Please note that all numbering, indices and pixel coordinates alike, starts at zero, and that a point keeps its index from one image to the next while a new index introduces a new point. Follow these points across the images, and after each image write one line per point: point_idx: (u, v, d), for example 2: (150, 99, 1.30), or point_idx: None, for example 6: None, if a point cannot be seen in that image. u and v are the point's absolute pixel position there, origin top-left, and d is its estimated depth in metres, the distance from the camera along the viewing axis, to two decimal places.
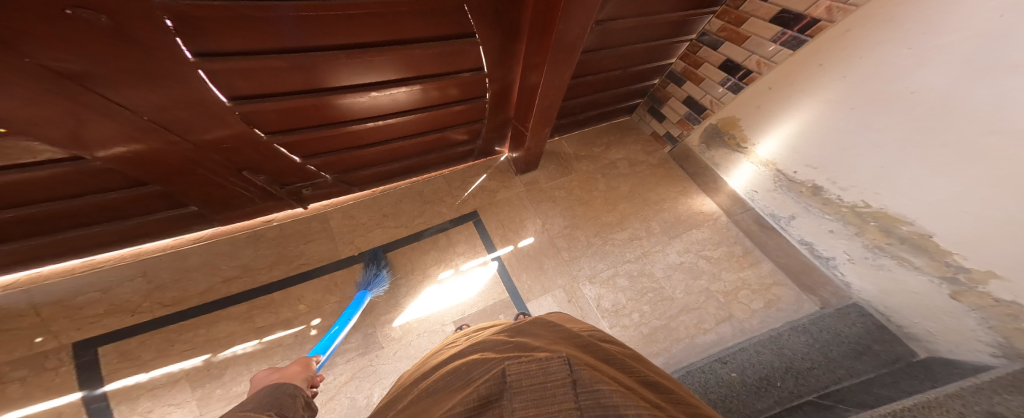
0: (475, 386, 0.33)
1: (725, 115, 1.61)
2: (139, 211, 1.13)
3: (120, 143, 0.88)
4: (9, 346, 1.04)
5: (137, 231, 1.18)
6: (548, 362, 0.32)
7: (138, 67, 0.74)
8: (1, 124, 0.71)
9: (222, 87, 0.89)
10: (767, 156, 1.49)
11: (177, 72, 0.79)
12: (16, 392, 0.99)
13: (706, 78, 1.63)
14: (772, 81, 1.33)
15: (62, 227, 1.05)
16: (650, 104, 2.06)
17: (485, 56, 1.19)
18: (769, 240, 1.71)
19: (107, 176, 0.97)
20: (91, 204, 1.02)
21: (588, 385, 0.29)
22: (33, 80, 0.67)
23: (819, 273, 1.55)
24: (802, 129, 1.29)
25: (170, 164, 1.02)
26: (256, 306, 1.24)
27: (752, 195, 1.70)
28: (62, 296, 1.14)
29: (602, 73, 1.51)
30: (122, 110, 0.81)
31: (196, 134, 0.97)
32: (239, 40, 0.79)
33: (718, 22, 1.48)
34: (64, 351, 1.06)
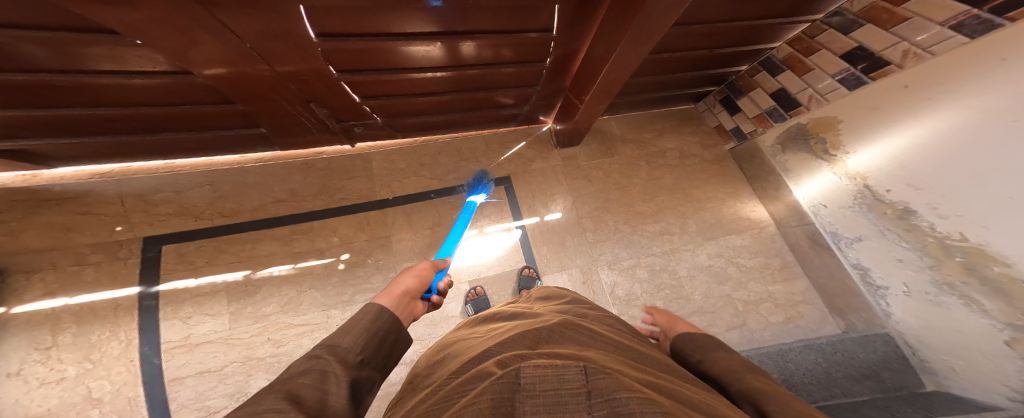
0: (484, 386, 0.28)
1: (820, 116, 1.43)
2: (218, 126, 1.22)
3: (224, 65, 0.95)
4: (94, 230, 1.21)
5: (210, 144, 1.29)
6: (564, 369, 0.28)
7: None
8: (136, 36, 0.79)
9: (314, 23, 0.90)
10: (858, 169, 1.33)
11: (281, 5, 0.81)
12: (89, 276, 1.15)
13: (815, 69, 1.42)
14: (911, 78, 1.11)
15: (154, 129, 1.15)
16: (726, 93, 1.86)
17: (559, 17, 1.07)
18: (816, 257, 1.60)
19: (198, 91, 1.04)
20: (184, 113, 1.11)
21: (606, 393, 0.24)
22: (161, 1, 0.71)
23: (861, 299, 1.45)
24: (923, 142, 1.10)
25: (252, 87, 1.06)
26: (297, 231, 1.34)
27: (816, 208, 1.56)
28: (144, 192, 1.28)
29: (682, 52, 1.31)
30: (232, 36, 0.86)
31: (282, 63, 1.00)
32: None
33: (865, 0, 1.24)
34: (134, 243, 1.22)
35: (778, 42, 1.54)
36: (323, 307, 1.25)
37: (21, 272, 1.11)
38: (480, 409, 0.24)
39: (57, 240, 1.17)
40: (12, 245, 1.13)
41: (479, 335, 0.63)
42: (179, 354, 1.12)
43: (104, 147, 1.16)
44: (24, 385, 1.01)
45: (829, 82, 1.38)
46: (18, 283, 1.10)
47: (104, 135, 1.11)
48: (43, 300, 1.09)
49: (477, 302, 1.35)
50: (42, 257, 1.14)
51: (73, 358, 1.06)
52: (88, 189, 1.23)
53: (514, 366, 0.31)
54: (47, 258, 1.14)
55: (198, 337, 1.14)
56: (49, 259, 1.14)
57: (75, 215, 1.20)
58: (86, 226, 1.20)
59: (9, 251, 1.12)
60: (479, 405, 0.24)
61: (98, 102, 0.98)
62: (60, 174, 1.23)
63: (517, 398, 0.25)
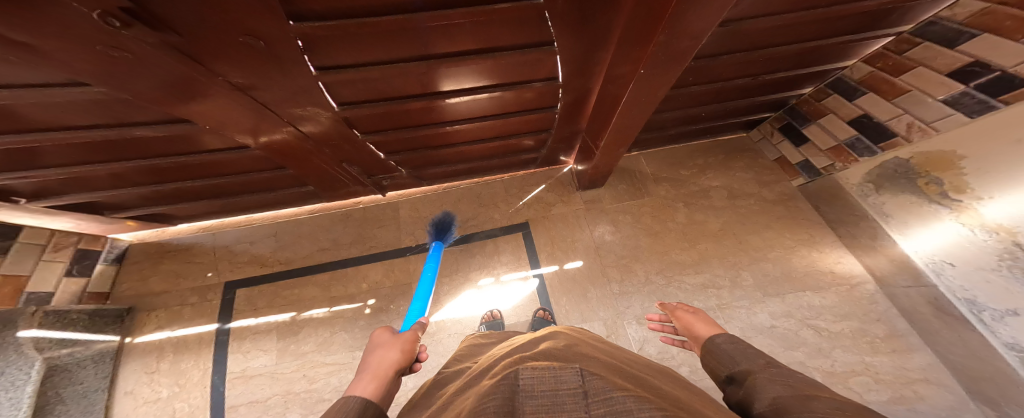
0: (495, 384, 0.33)
1: (930, 150, 1.12)
2: (280, 187, 1.45)
3: (272, 133, 1.07)
4: (193, 276, 1.51)
5: (274, 201, 1.54)
6: (561, 372, 0.34)
7: (285, 82, 0.85)
8: (207, 122, 0.95)
9: (334, 95, 0.97)
10: (1000, 220, 0.95)
11: (305, 84, 0.88)
12: (187, 313, 1.44)
13: (911, 90, 1.14)
14: None
15: (235, 193, 1.42)
16: (786, 120, 1.63)
17: (562, 66, 0.99)
18: (944, 331, 1.20)
19: (260, 160, 1.24)
20: (254, 179, 1.34)
21: (600, 394, 0.29)
22: (220, 92, 0.83)
23: (1016, 387, 1.01)
24: None
25: (298, 152, 1.20)
26: (334, 277, 1.50)
27: (939, 269, 1.18)
28: (231, 243, 1.58)
29: (714, 83, 1.11)
30: (274, 114, 0.97)
31: (317, 132, 1.12)
32: (341, 56, 0.82)
33: (976, 5, 0.95)
34: (218, 287, 1.49)
35: (851, 60, 1.30)
36: (351, 348, 1.36)
37: (145, 310, 1.44)
38: (494, 400, 0.30)
39: (170, 285, 1.49)
40: (143, 288, 1.48)
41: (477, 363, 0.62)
42: (238, 384, 1.31)
43: (201, 209, 1.48)
44: (133, 402, 1.28)
45: (934, 107, 1.09)
46: (140, 319, 1.42)
47: (203, 200, 1.41)
48: (156, 332, 1.40)
49: (492, 323, 1.35)
50: (159, 297, 1.46)
51: (168, 382, 1.31)
52: (193, 243, 1.58)
53: (513, 367, 0.38)
54: (161, 299, 1.46)
55: (253, 370, 1.33)
56: (163, 300, 1.46)
57: (184, 263, 1.54)
58: (190, 272, 1.52)
59: (139, 293, 1.47)
60: (495, 401, 0.29)
61: (195, 175, 1.24)
62: (179, 230, 1.62)
63: (519, 395, 0.31)
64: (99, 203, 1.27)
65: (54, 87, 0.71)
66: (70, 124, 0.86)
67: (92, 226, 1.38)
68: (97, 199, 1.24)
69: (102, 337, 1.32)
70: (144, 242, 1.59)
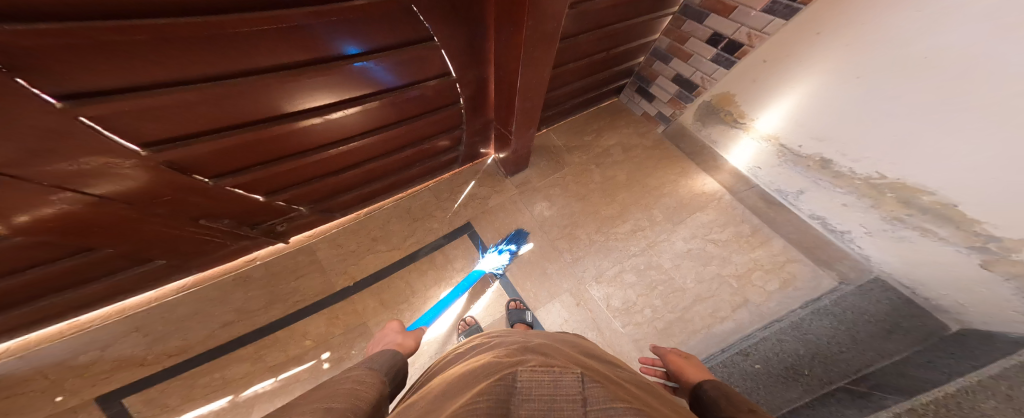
0: (487, 388, 0.37)
1: (717, 91, 1.65)
2: (95, 275, 1.04)
3: (31, 205, 0.76)
4: (31, 408, 1.01)
5: (103, 295, 1.10)
6: (560, 376, 0.39)
7: (5, 120, 0.59)
8: None
9: (127, 134, 0.75)
10: (769, 131, 1.52)
11: (59, 125, 0.65)
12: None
13: (694, 54, 1.64)
14: (765, 54, 1.35)
15: (29, 297, 0.97)
16: (637, 84, 2.08)
17: (450, 59, 1.12)
18: (777, 216, 1.69)
19: (36, 248, 0.86)
20: (19, 283, 0.91)
21: (599, 405, 0.34)
22: None
23: (835, 247, 1.52)
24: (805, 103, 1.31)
25: (95, 221, 0.89)
26: (263, 345, 1.19)
27: (755, 171, 1.70)
28: (64, 358, 1.09)
29: (581, 59, 1.44)
30: (9, 178, 0.68)
31: (119, 188, 0.85)
32: (123, 75, 0.64)
33: None
34: (89, 406, 1.03)
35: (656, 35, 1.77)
36: None
37: None
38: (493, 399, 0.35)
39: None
40: None
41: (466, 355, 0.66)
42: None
43: None
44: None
45: (707, 63, 1.61)
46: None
47: None
48: None
49: (469, 330, 1.25)
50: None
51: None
52: None
53: (513, 367, 0.43)
54: None
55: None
56: None
57: None
58: (20, 406, 1.01)
59: None
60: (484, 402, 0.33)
61: None
62: None
63: (516, 400, 0.36)
64: None
65: None
66: None
67: None
68: None
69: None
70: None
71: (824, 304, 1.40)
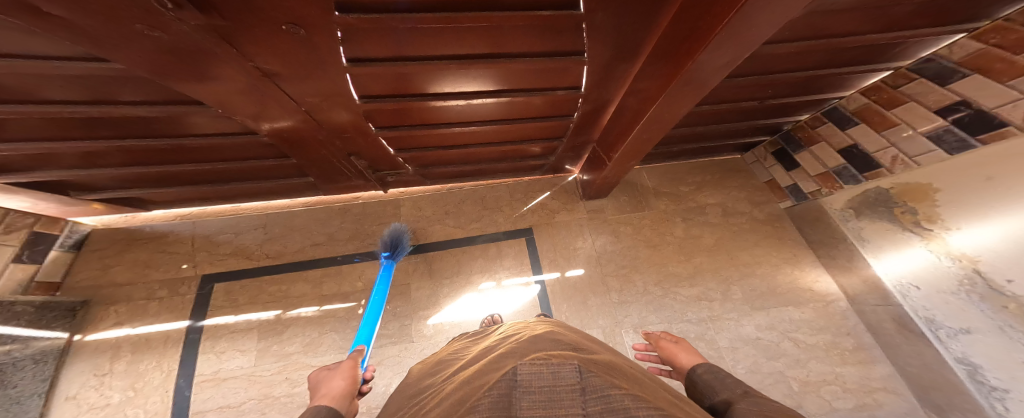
0: (486, 388, 0.30)
1: (909, 181, 1.22)
2: (275, 177, 1.38)
3: (281, 118, 1.02)
4: (167, 267, 1.40)
5: (267, 191, 1.46)
6: (559, 368, 0.32)
7: (306, 66, 0.82)
8: (219, 104, 0.91)
9: (358, 87, 0.95)
10: (964, 249, 1.08)
11: (333, 74, 0.87)
12: (153, 309, 1.32)
13: (900, 123, 1.25)
14: None
15: (224, 180, 1.34)
16: (780, 146, 1.73)
17: (587, 75, 1.03)
18: (905, 345, 1.33)
19: (264, 148, 1.18)
20: (249, 167, 1.27)
21: (597, 393, 0.27)
22: (244, 76, 0.81)
23: (965, 399, 1.15)
24: None
25: (305, 141, 1.15)
26: (326, 274, 1.44)
27: (905, 290, 1.30)
28: (212, 233, 1.48)
29: (725, 104, 1.20)
30: (289, 100, 0.94)
31: (328, 120, 1.06)
32: (375, 48, 0.81)
33: (976, 44, 1.07)
34: (194, 280, 1.38)
35: (849, 92, 1.41)
36: (340, 350, 1.30)
37: (102, 303, 1.31)
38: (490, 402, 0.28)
39: (136, 276, 1.37)
40: (102, 279, 1.35)
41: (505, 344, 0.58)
42: (207, 388, 1.20)
43: (182, 196, 1.38)
44: (76, 408, 1.14)
45: (917, 141, 1.20)
46: (96, 314, 1.29)
47: (171, 187, 1.31)
48: (112, 328, 1.27)
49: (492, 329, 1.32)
50: (121, 290, 1.34)
51: (121, 385, 1.19)
52: (169, 230, 1.47)
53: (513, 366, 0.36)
54: (125, 292, 1.34)
55: (226, 372, 1.23)
56: (125, 293, 1.34)
57: (155, 252, 1.42)
58: (160, 263, 1.40)
59: (99, 284, 1.34)
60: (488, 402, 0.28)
61: (186, 160, 1.17)
62: (153, 216, 1.50)
63: (516, 392, 0.29)
64: (67, 182, 1.17)
65: (74, 60, 0.71)
66: (41, 93, 0.80)
67: (53, 206, 1.25)
68: (69, 178, 1.14)
69: (48, 334, 1.18)
70: (109, 227, 1.47)
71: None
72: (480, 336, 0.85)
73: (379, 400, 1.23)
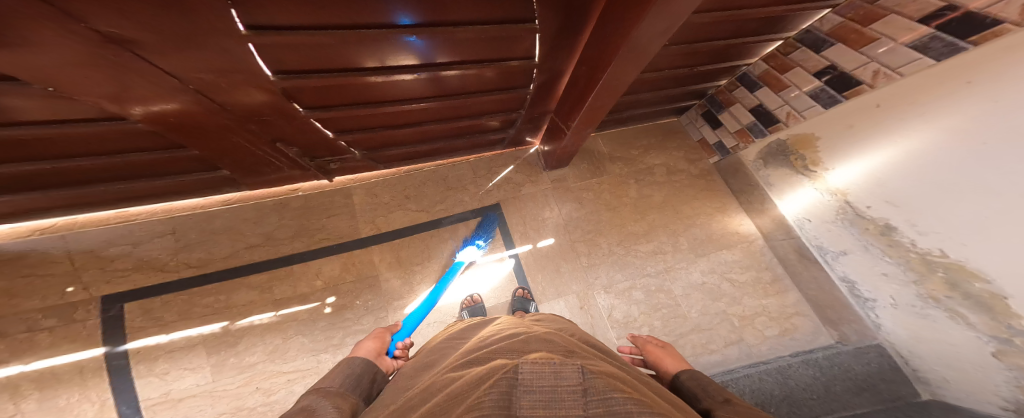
0: (489, 383, 0.42)
1: (800, 132, 1.53)
2: (175, 172, 1.13)
3: (155, 100, 0.82)
4: (43, 293, 1.09)
5: (170, 190, 1.20)
6: (562, 369, 0.43)
7: (178, 32, 0.66)
8: (43, 80, 0.67)
9: (268, 61, 0.83)
10: (839, 185, 1.40)
11: (228, 43, 0.73)
12: (44, 341, 1.05)
13: (791, 85, 1.56)
14: (883, 98, 1.22)
15: (93, 180, 1.04)
16: (707, 108, 2.01)
17: (541, 44, 1.09)
18: (803, 271, 1.67)
19: (147, 137, 0.96)
20: (140, 161, 1.03)
21: (600, 395, 0.38)
22: (78, 42, 0.61)
23: (850, 311, 1.51)
24: (900, 161, 1.18)
25: (207, 126, 0.97)
26: (274, 277, 1.26)
27: (802, 223, 1.62)
28: (97, 246, 1.17)
29: (664, 71, 1.43)
30: (161, 72, 0.75)
31: (230, 99, 0.90)
32: (292, 14, 0.73)
33: (835, 20, 1.37)
34: (93, 303, 1.11)
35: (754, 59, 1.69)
36: (313, 351, 1.19)
37: None
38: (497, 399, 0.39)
39: (1, 307, 1.06)
40: None
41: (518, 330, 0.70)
42: (162, 411, 1.06)
43: (41, 202, 1.05)
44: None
45: (802, 99, 1.51)
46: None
47: (37, 190, 1.00)
48: None
49: (474, 308, 1.32)
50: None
51: None
52: (29, 249, 1.12)
53: (512, 362, 0.46)
54: None
55: (180, 392, 1.08)
56: None
57: (16, 279, 1.08)
58: (31, 289, 1.09)
59: None
60: (490, 398, 0.39)
61: (56, 153, 0.90)
62: None
63: (516, 392, 0.40)
64: None
65: None
66: None
67: None
68: None
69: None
70: None
71: (816, 357, 1.48)
72: (479, 325, 0.89)
73: None
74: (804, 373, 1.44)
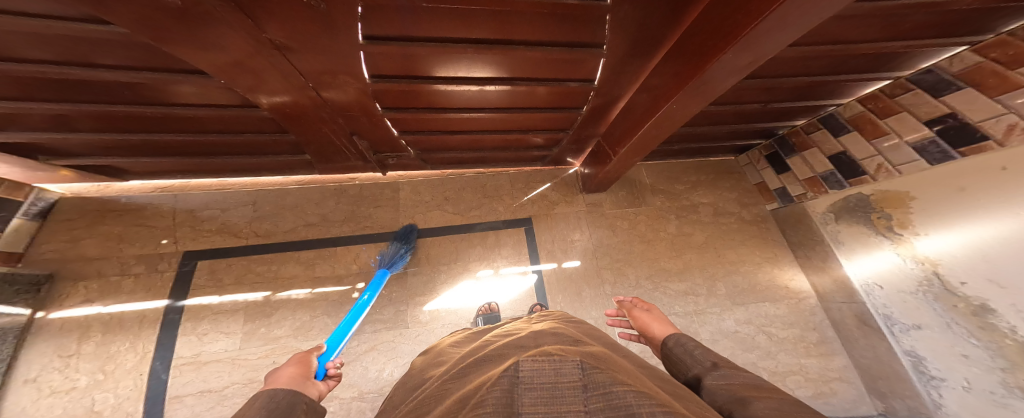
0: (489, 387, 0.28)
1: (888, 189, 1.32)
2: (269, 152, 1.29)
3: (277, 94, 0.95)
4: (144, 241, 1.32)
5: (260, 167, 1.37)
6: (561, 363, 0.29)
7: (319, 43, 0.79)
8: (221, 76, 0.85)
9: (370, 66, 0.90)
10: (928, 254, 1.20)
11: (345, 48, 0.82)
12: (128, 286, 1.26)
13: (890, 133, 1.33)
14: (1012, 160, 0.99)
15: (207, 153, 1.24)
16: (774, 149, 1.81)
17: (603, 69, 1.03)
18: (862, 339, 1.48)
19: (263, 122, 1.10)
20: (248, 140, 1.19)
21: (600, 388, 0.25)
22: (248, 45, 0.76)
23: (905, 384, 1.33)
24: (1017, 234, 0.97)
25: (306, 118, 1.08)
26: (319, 256, 1.40)
27: (869, 289, 1.42)
28: (196, 208, 1.40)
29: (730, 105, 1.28)
30: (298, 74, 0.89)
31: (335, 99, 1.02)
32: (395, 26, 0.78)
33: (976, 59, 1.12)
34: (176, 256, 1.32)
35: (848, 100, 1.46)
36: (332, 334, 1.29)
37: (70, 279, 1.23)
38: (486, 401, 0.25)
39: (110, 249, 1.29)
40: (70, 251, 1.26)
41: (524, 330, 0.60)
42: (187, 372, 1.18)
43: (165, 166, 1.28)
44: (36, 392, 1.09)
45: (904, 151, 1.27)
46: (63, 289, 1.22)
47: (164, 156, 1.21)
48: (81, 306, 1.20)
49: (489, 317, 1.33)
50: (92, 264, 1.27)
51: (89, 368, 1.14)
52: (148, 203, 1.37)
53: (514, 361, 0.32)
54: (95, 267, 1.26)
55: (208, 355, 1.21)
56: (96, 268, 1.26)
57: (130, 226, 1.33)
58: (136, 237, 1.32)
59: (67, 258, 1.26)
60: (499, 394, 0.26)
61: (182, 129, 1.09)
62: (128, 187, 1.40)
63: (518, 390, 0.26)
64: (36, 146, 1.06)
65: (75, 21, 0.66)
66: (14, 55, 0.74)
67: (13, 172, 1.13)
68: (36, 142, 1.03)
69: (11, 310, 1.11)
70: (81, 197, 1.36)
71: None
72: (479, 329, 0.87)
73: (372, 385, 1.23)
74: None
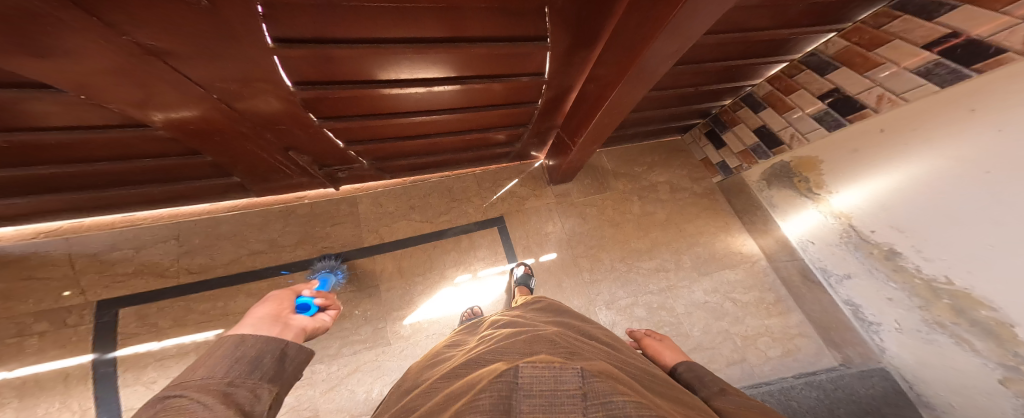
0: (478, 390, 0.36)
1: (803, 155, 1.53)
2: (183, 177, 1.14)
3: (173, 108, 0.86)
4: (38, 296, 1.08)
5: (177, 195, 1.20)
6: (561, 371, 0.35)
7: (213, 47, 0.72)
8: (82, 91, 0.73)
9: (290, 72, 0.86)
10: (843, 208, 1.40)
11: (249, 53, 0.77)
12: (32, 346, 1.02)
13: (795, 107, 1.57)
14: (886, 122, 1.22)
15: (105, 184, 1.05)
16: (710, 127, 2.03)
17: (549, 61, 1.10)
18: (808, 293, 1.65)
19: (164, 144, 0.98)
20: (150, 166, 1.04)
21: (598, 398, 0.32)
22: (116, 53, 0.67)
23: (854, 333, 1.49)
24: (904, 186, 1.17)
25: (219, 131, 0.99)
26: (275, 285, 1.26)
27: (805, 245, 1.61)
28: (99, 250, 1.17)
29: (670, 90, 1.44)
30: (193, 84, 0.80)
31: (252, 110, 0.95)
32: (328, 26, 0.76)
33: (841, 42, 1.39)
34: (87, 308, 1.10)
35: (758, 80, 1.71)
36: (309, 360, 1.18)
37: None
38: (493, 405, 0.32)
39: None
40: None
41: (467, 348, 0.66)
42: None
43: (48, 205, 1.04)
44: None
45: (807, 121, 1.51)
46: None
47: (48, 193, 1.00)
48: None
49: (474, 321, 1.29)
50: None
51: None
52: (31, 252, 1.11)
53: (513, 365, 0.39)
54: None
55: None
56: None
57: (16, 281, 1.08)
58: (27, 292, 1.07)
59: None
60: (491, 398, 0.33)
61: (68, 156, 0.91)
62: None
63: (516, 395, 0.33)
64: None
65: None
66: None
67: None
68: None
69: None
70: None
71: (818, 378, 1.46)
72: (474, 327, 0.86)
73: (363, 407, 1.16)
74: (809, 396, 1.41)
